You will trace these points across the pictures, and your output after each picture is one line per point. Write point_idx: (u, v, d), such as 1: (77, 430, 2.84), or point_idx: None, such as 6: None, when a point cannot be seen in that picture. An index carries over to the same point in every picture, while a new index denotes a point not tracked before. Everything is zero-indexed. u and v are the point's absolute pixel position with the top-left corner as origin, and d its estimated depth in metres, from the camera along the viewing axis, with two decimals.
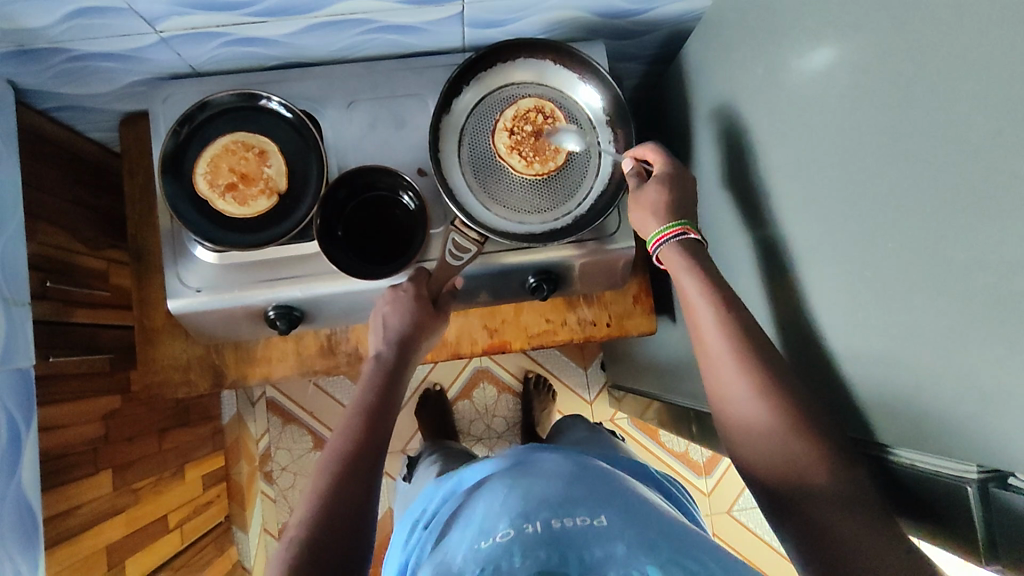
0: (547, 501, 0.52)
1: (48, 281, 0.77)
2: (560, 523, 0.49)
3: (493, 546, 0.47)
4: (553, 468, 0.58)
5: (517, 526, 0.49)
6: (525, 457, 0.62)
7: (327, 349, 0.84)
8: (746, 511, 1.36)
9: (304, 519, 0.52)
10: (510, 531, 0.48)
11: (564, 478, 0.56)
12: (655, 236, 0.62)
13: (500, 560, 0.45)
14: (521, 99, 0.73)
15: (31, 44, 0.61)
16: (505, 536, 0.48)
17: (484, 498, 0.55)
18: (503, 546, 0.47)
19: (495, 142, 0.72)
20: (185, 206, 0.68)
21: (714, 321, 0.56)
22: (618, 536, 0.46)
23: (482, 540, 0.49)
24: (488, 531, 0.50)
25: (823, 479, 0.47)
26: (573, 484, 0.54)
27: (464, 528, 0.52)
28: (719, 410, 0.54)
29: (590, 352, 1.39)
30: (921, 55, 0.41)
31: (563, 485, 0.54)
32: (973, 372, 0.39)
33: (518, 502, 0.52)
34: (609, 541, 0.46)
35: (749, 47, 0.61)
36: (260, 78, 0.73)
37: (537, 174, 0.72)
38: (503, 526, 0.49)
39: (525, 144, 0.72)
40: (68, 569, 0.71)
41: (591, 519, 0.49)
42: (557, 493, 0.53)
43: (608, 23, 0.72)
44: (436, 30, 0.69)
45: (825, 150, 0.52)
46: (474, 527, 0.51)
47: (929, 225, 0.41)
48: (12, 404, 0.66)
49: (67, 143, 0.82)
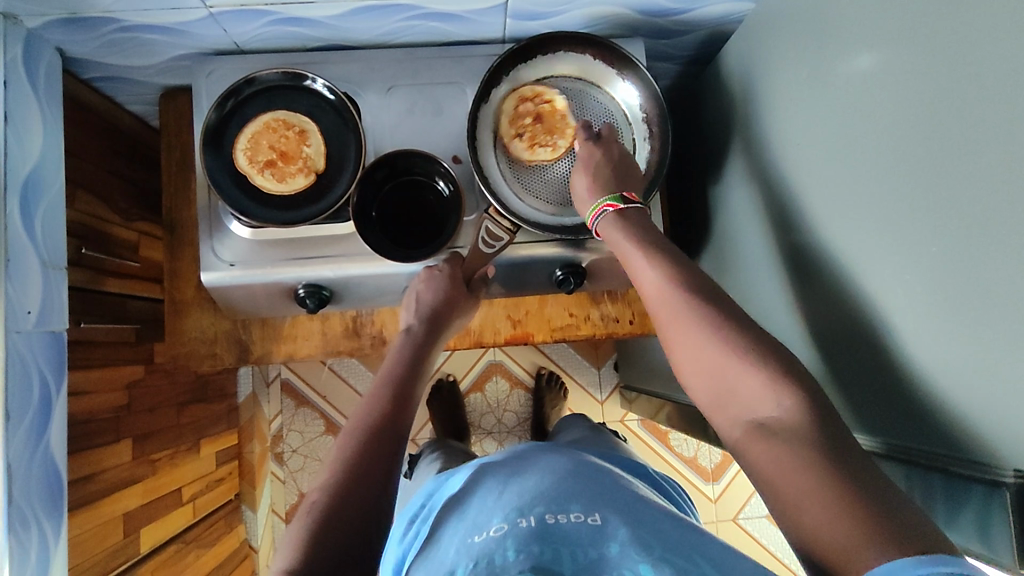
0: (541, 495, 0.52)
1: (82, 248, 0.78)
2: (554, 520, 0.49)
3: (485, 540, 0.48)
4: (550, 463, 0.58)
5: (511, 520, 0.49)
6: (527, 454, 0.62)
7: (352, 331, 0.85)
8: (752, 519, 1.36)
9: (326, 484, 0.53)
10: (503, 525, 0.49)
11: (561, 472, 0.56)
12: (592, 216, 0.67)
13: (493, 555, 0.46)
14: (503, 102, 0.72)
15: (83, 12, 0.62)
16: (498, 530, 0.49)
17: (478, 495, 0.56)
18: (496, 540, 0.47)
19: (513, 154, 0.72)
20: (224, 179, 0.69)
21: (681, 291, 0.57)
22: (613, 536, 0.47)
23: (476, 534, 0.49)
24: (481, 525, 0.50)
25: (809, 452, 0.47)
26: (571, 478, 0.55)
27: (459, 523, 0.53)
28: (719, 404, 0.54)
29: (604, 352, 1.40)
30: (966, 65, 0.41)
31: (557, 478, 0.55)
32: (1009, 382, 0.39)
33: (513, 498, 0.53)
34: (604, 541, 0.46)
35: (790, 52, 0.61)
36: (302, 59, 0.74)
37: (567, 150, 0.73)
38: (496, 521, 0.50)
39: (539, 136, 0.72)
40: (87, 533, 0.73)
41: (586, 516, 0.49)
42: (550, 487, 0.53)
43: (649, 21, 0.73)
44: (479, 19, 0.70)
45: (867, 157, 0.51)
46: (469, 523, 0.52)
47: (970, 236, 0.41)
48: (45, 366, 0.67)
49: (107, 114, 0.83)
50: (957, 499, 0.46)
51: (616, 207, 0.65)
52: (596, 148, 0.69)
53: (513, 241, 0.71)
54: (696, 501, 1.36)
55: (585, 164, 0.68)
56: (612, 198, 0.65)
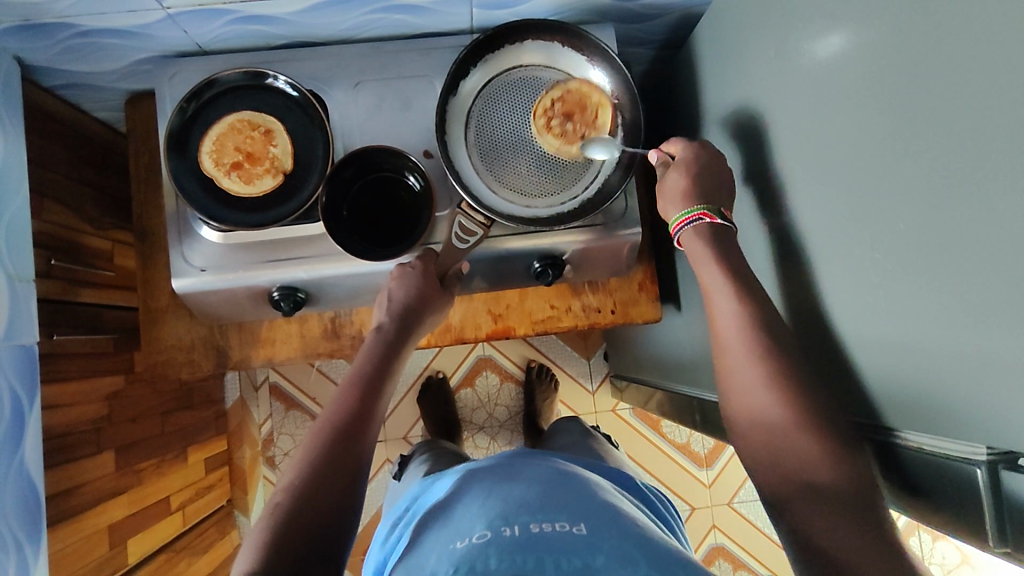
0: (526, 504, 0.51)
1: (52, 259, 0.76)
2: (538, 528, 0.48)
3: (467, 547, 0.47)
4: (534, 471, 0.57)
5: (494, 528, 0.48)
6: (511, 459, 0.61)
7: (331, 332, 0.84)
8: (747, 503, 1.36)
9: (291, 484, 0.52)
10: (486, 533, 0.48)
11: (546, 482, 0.55)
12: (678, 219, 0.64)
13: (475, 561, 0.45)
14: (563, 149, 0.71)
15: (37, 18, 0.61)
16: (480, 537, 0.48)
17: (461, 500, 0.55)
18: (478, 547, 0.46)
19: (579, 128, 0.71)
20: (190, 183, 0.68)
21: (732, 316, 0.57)
22: (598, 546, 0.45)
23: (458, 540, 0.48)
24: (463, 532, 0.49)
25: (815, 474, 0.48)
26: (554, 488, 0.54)
27: (442, 528, 0.52)
28: (730, 402, 0.55)
29: (593, 342, 1.39)
30: (930, 39, 0.40)
31: (543, 488, 0.53)
32: (981, 362, 0.39)
33: (496, 505, 0.52)
34: (588, 550, 0.45)
35: (759, 32, 0.60)
36: (267, 58, 0.73)
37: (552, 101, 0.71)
38: (478, 528, 0.49)
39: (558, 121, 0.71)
40: (70, 547, 0.72)
41: (571, 526, 0.48)
42: (537, 497, 0.52)
43: (617, 6, 0.72)
44: (443, 10, 0.69)
45: (838, 133, 0.50)
46: (451, 528, 0.51)
47: (938, 214, 0.41)
48: (16, 380, 0.66)
49: (73, 122, 0.82)
50: (937, 483, 0.46)
51: (713, 218, 0.62)
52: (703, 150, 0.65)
53: (488, 235, 0.71)
54: (689, 487, 1.35)
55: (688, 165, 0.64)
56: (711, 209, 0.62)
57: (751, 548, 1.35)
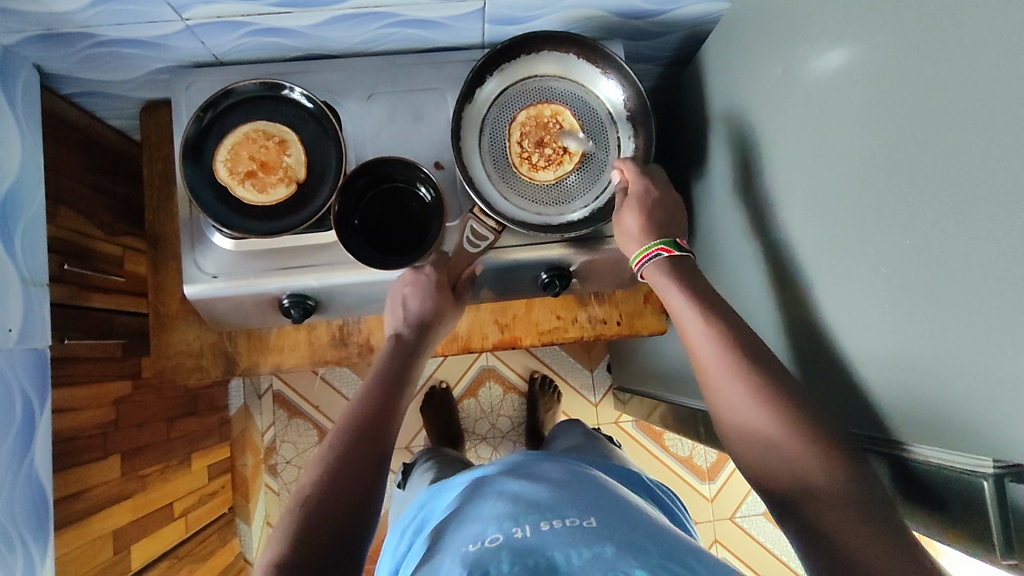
0: (537, 506, 0.51)
1: (65, 264, 0.77)
2: (550, 527, 0.48)
3: (480, 549, 0.47)
4: (545, 476, 0.57)
5: (506, 531, 0.48)
6: (524, 463, 0.62)
7: (339, 339, 0.85)
8: (748, 518, 1.36)
9: (313, 480, 0.53)
10: (498, 536, 0.48)
11: (557, 485, 0.55)
12: (640, 255, 0.65)
13: (488, 564, 0.45)
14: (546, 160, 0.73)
15: (59, 28, 0.62)
16: (493, 541, 0.47)
17: (474, 504, 0.55)
18: (491, 550, 0.46)
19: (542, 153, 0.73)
20: (204, 190, 0.69)
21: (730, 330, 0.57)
22: (607, 538, 0.45)
23: (471, 543, 0.48)
24: (477, 535, 0.49)
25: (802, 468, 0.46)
26: (565, 491, 0.54)
27: (456, 531, 0.51)
28: None
29: (596, 354, 1.40)
30: (935, 58, 0.41)
31: (553, 490, 0.54)
32: (989, 379, 0.39)
33: (507, 508, 0.52)
34: (597, 542, 0.45)
35: (766, 49, 0.61)
36: (282, 69, 0.74)
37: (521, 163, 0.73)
38: (491, 531, 0.49)
39: (534, 155, 0.73)
40: (76, 551, 0.72)
41: (580, 521, 0.48)
42: (548, 499, 0.52)
43: (627, 23, 0.73)
44: (457, 25, 0.70)
45: (842, 150, 0.51)
46: (465, 531, 0.51)
47: (945, 227, 0.41)
48: (26, 383, 0.66)
49: (88, 129, 0.83)
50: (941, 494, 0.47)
51: (671, 251, 0.64)
52: (652, 187, 0.67)
53: (498, 243, 0.72)
54: (691, 501, 1.35)
55: (641, 202, 0.67)
56: (667, 242, 0.64)
57: (751, 563, 1.34)
